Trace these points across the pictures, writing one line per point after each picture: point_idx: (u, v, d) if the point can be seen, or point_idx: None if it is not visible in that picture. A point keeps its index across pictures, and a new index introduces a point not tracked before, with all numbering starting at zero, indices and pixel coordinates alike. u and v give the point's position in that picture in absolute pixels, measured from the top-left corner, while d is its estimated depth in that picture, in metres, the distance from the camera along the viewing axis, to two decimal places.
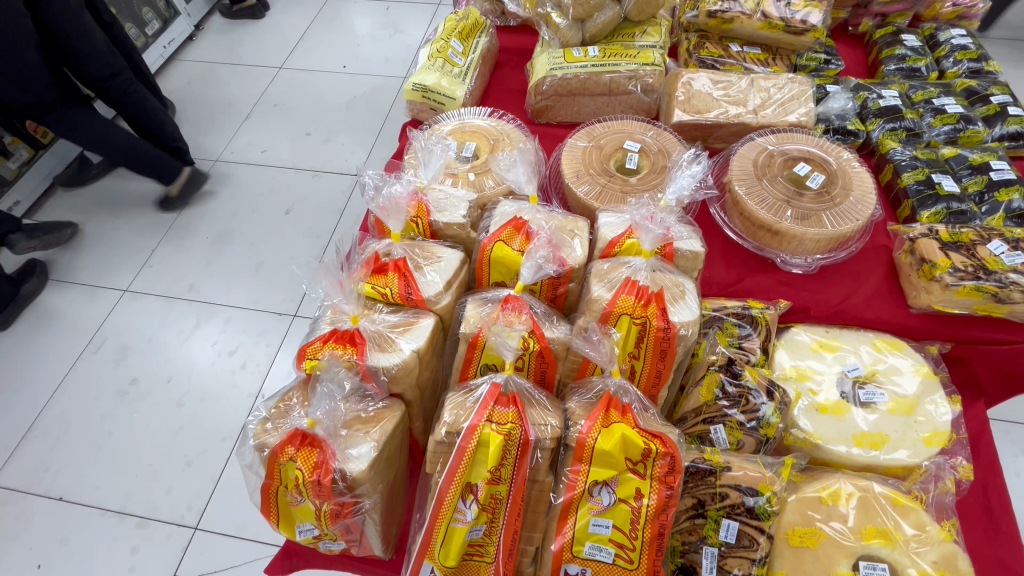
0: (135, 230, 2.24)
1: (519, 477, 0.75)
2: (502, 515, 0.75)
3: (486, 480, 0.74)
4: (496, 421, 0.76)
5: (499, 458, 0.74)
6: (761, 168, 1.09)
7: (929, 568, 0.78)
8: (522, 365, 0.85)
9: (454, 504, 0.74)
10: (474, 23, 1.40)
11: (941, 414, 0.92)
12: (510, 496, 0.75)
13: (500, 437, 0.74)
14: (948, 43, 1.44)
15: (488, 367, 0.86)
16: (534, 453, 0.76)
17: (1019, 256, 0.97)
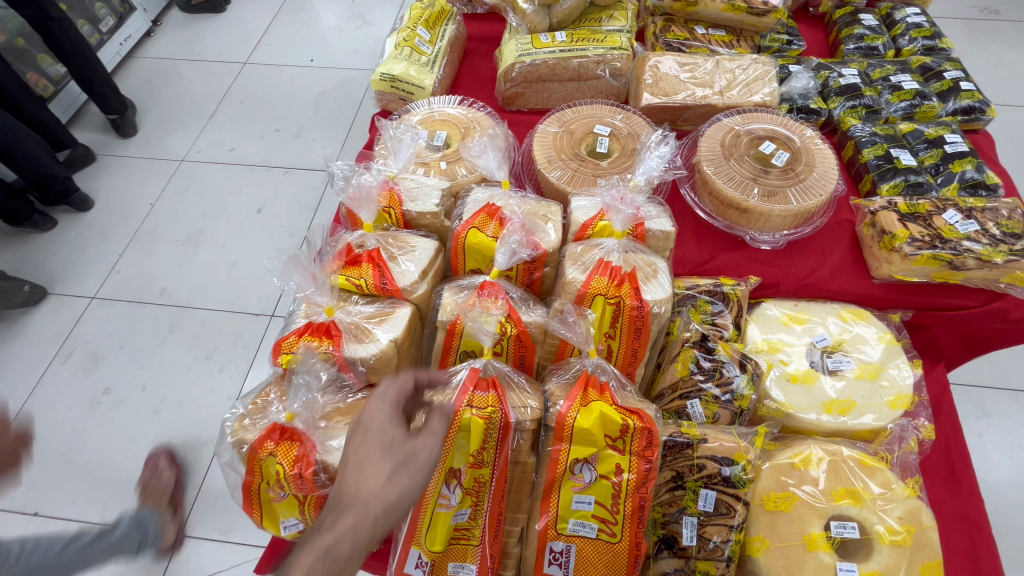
0: (100, 235, 2.17)
1: (502, 459, 0.76)
2: (487, 497, 0.77)
3: (468, 464, 0.75)
4: (477, 405, 0.76)
5: (481, 442, 0.75)
6: (728, 147, 1.11)
7: (895, 524, 0.82)
8: (500, 351, 0.86)
9: (438, 489, 0.75)
10: (440, 11, 1.39)
11: (904, 378, 0.96)
12: (493, 479, 0.77)
13: (481, 422, 0.75)
14: (904, 22, 1.48)
15: (466, 353, 0.87)
16: (515, 436, 0.77)
17: (972, 224, 1.01)
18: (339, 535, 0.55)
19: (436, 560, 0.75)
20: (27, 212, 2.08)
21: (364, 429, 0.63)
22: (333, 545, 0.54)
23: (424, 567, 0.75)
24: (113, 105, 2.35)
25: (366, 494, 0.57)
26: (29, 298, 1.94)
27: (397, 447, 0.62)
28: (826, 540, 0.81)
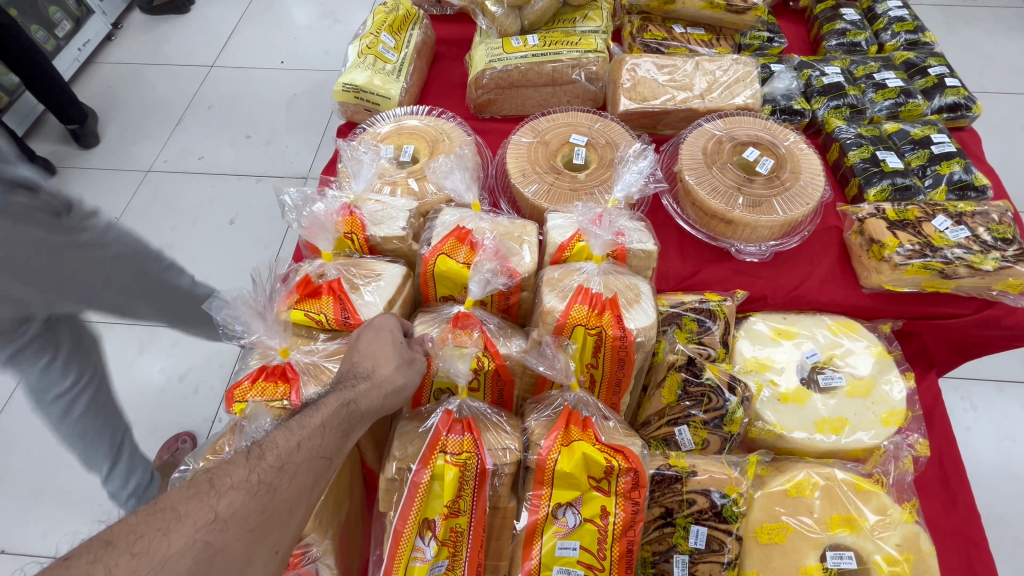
0: None
1: (479, 507, 0.71)
2: (465, 546, 0.71)
3: (443, 515, 0.70)
4: (450, 451, 0.71)
5: (456, 491, 0.69)
6: (710, 155, 1.06)
7: (893, 551, 0.79)
8: (475, 385, 0.81)
9: (412, 541, 0.69)
10: (406, 15, 1.31)
11: (896, 393, 0.93)
12: (471, 528, 0.71)
13: (455, 469, 0.69)
14: (886, 16, 1.44)
15: (440, 388, 0.82)
16: (493, 481, 0.72)
17: (962, 230, 0.98)
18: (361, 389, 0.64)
19: None
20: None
21: (375, 329, 0.72)
22: (360, 396, 0.64)
23: None
24: (73, 115, 2.22)
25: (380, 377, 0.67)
26: None
27: (406, 351, 0.71)
28: (823, 572, 0.78)
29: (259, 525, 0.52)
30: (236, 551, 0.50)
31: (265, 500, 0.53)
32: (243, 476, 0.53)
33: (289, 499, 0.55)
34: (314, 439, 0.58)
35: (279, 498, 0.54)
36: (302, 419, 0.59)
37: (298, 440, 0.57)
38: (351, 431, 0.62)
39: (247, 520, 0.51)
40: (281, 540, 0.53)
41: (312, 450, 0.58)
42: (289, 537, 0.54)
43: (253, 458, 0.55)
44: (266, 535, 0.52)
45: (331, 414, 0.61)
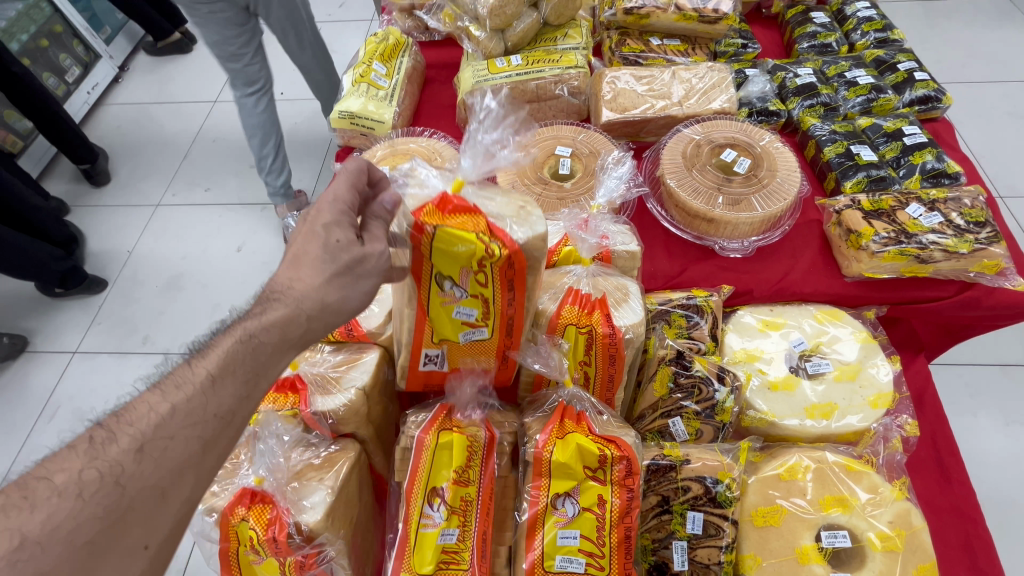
0: None
1: (486, 477, 0.76)
2: (473, 517, 0.73)
3: (452, 481, 0.73)
4: (455, 425, 0.77)
5: (464, 458, 0.75)
6: (690, 158, 1.11)
7: (886, 528, 0.81)
8: (481, 276, 0.68)
9: (421, 509, 0.72)
10: (395, 43, 1.39)
11: (883, 376, 0.96)
12: (479, 497, 0.75)
13: (462, 437, 0.75)
14: (855, 17, 1.50)
15: (439, 280, 0.69)
16: (497, 454, 0.80)
17: (935, 216, 1.02)
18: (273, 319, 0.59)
19: None
20: (80, 276, 2.04)
21: (310, 225, 0.64)
22: (263, 332, 0.59)
23: None
24: (84, 155, 2.32)
25: (305, 290, 0.61)
26: (10, 347, 1.93)
27: (346, 249, 0.62)
28: (818, 552, 0.80)
29: (116, 519, 0.49)
30: (74, 562, 0.46)
31: (117, 494, 0.49)
32: (76, 473, 0.49)
33: (152, 481, 0.51)
34: (193, 404, 0.54)
35: (132, 490, 0.50)
36: (175, 384, 0.56)
37: (165, 412, 0.54)
38: (242, 378, 0.58)
39: (93, 521, 0.48)
40: (148, 534, 0.50)
41: (183, 420, 0.53)
42: (158, 530, 0.51)
43: (95, 448, 0.51)
44: (126, 528, 0.49)
45: (219, 365, 0.57)
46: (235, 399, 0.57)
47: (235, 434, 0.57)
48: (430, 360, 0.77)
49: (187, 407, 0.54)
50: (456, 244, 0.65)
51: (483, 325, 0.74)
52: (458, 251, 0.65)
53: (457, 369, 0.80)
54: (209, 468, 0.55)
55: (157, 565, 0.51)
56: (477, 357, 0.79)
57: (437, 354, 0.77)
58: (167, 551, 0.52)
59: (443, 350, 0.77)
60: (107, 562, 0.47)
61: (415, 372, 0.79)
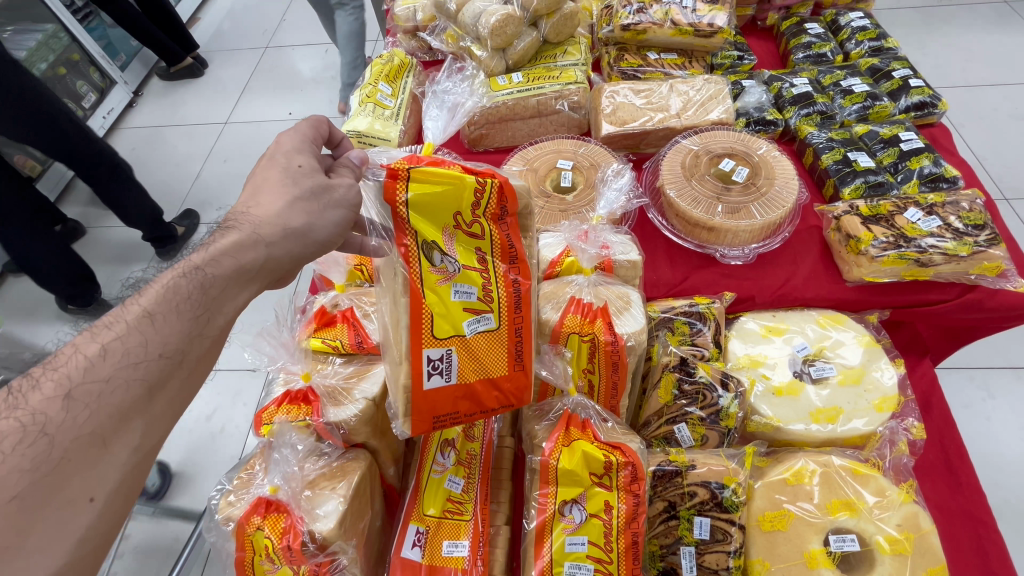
0: None
1: (487, 436, 0.95)
2: (477, 469, 0.90)
3: (460, 434, 0.92)
4: None
5: None
6: (689, 168, 1.14)
7: (894, 531, 0.81)
8: (470, 230, 0.72)
9: (434, 456, 0.89)
10: (400, 64, 1.43)
11: (888, 379, 0.96)
12: (481, 452, 0.93)
13: None
14: (849, 27, 1.53)
15: (429, 244, 0.70)
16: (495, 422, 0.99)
17: (934, 220, 1.03)
18: (219, 254, 0.62)
19: (432, 533, 0.82)
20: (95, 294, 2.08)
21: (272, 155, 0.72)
22: (202, 267, 0.61)
23: (420, 543, 0.81)
24: None
25: (262, 215, 0.66)
26: None
27: (308, 174, 0.70)
28: (827, 556, 0.80)
29: (50, 470, 0.47)
30: (6, 516, 0.44)
31: (44, 445, 0.47)
32: None
33: (88, 426, 0.49)
34: (130, 344, 0.53)
35: (62, 439, 0.48)
36: (105, 327, 0.54)
37: (94, 355, 0.52)
38: (186, 317, 0.58)
39: (22, 473, 0.46)
40: (94, 485, 0.49)
41: (119, 361, 0.52)
42: (100, 480, 0.49)
43: (14, 402, 0.49)
44: (66, 479, 0.47)
45: (155, 304, 0.57)
46: (179, 338, 0.57)
47: (183, 375, 0.56)
48: (435, 370, 0.72)
49: (123, 346, 0.53)
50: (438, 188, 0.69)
51: (485, 307, 0.73)
52: (439, 192, 0.69)
53: (467, 383, 0.74)
54: (154, 413, 0.54)
55: (108, 516, 0.49)
56: (483, 357, 0.74)
57: (441, 356, 0.71)
58: (117, 503, 0.50)
59: (448, 351, 0.72)
60: (46, 514, 0.46)
61: (419, 396, 0.72)
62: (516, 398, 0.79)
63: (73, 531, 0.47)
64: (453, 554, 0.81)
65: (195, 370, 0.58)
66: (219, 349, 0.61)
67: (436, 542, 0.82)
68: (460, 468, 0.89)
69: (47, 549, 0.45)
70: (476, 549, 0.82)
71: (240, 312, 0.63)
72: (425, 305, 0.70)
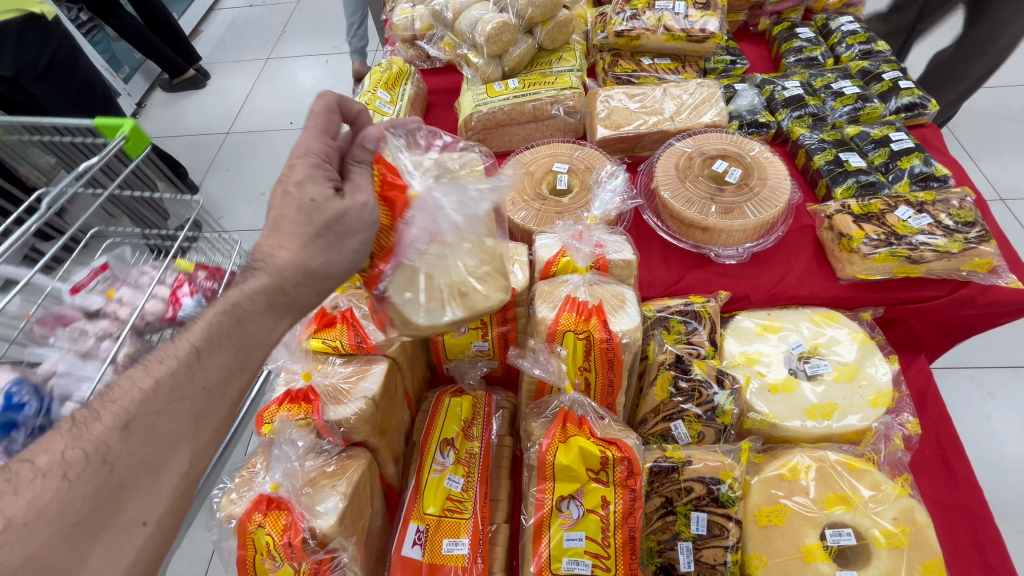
0: None
1: (487, 435, 0.95)
2: (476, 468, 0.91)
3: (459, 434, 0.93)
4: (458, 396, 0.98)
5: (469, 415, 0.95)
6: (682, 170, 1.15)
7: (890, 525, 0.82)
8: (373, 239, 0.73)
9: (434, 455, 0.90)
10: (399, 72, 1.46)
11: (882, 375, 0.97)
12: (481, 452, 0.93)
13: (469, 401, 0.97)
14: (839, 31, 1.56)
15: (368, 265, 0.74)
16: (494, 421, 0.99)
17: (924, 218, 1.04)
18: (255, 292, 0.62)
19: (432, 532, 0.83)
20: None
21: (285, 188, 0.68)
22: (241, 302, 0.61)
23: (421, 541, 0.82)
24: None
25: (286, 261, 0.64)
26: None
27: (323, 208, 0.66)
28: (823, 550, 0.81)
29: (107, 496, 0.48)
30: (66, 541, 0.45)
31: (102, 475, 0.49)
32: (58, 453, 0.48)
33: (141, 455, 0.51)
34: (180, 377, 0.55)
35: (120, 466, 0.50)
36: (156, 359, 0.56)
37: (148, 388, 0.54)
38: (230, 350, 0.60)
39: (83, 500, 0.47)
40: (148, 510, 0.50)
41: (170, 394, 0.54)
42: (155, 507, 0.50)
43: (75, 432, 0.50)
44: (120, 506, 0.49)
45: (202, 339, 0.58)
46: (221, 371, 0.58)
47: (225, 406, 0.58)
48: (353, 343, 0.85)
49: (173, 380, 0.55)
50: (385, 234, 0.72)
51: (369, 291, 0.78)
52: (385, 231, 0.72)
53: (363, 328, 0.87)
54: (201, 442, 0.55)
55: (160, 538, 0.50)
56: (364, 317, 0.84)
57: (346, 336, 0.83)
58: (164, 530, 0.51)
59: None
60: (103, 540, 0.47)
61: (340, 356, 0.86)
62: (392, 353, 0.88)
63: (126, 556, 0.48)
64: (453, 553, 0.82)
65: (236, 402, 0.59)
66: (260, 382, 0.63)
67: (436, 540, 0.82)
68: (459, 466, 0.89)
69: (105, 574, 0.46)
70: (476, 548, 0.83)
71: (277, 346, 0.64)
72: None
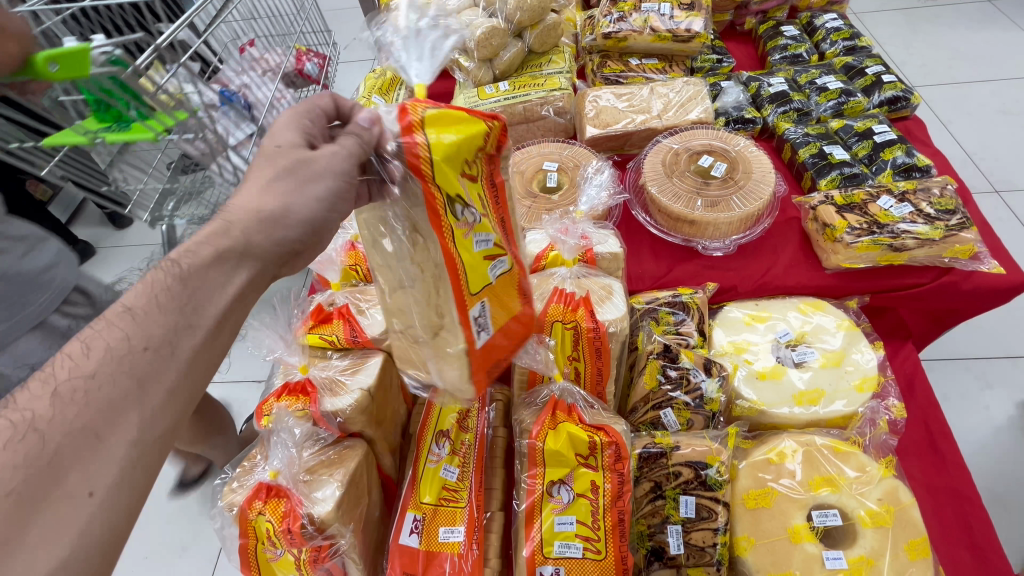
0: None
1: (481, 426, 0.97)
2: (472, 458, 0.92)
3: (454, 426, 0.95)
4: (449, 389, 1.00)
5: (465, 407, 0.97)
6: (669, 166, 1.18)
7: (875, 505, 0.83)
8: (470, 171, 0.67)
9: (430, 446, 0.91)
10: (392, 78, 1.50)
11: (868, 361, 0.98)
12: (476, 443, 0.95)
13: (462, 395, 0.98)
14: (823, 28, 1.59)
15: (454, 201, 0.64)
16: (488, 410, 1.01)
17: (905, 207, 1.07)
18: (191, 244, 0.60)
19: (428, 520, 0.85)
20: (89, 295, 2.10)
21: None
22: (179, 259, 0.58)
23: (418, 530, 0.84)
24: None
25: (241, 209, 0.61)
26: None
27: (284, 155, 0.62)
28: (810, 531, 0.82)
29: (43, 465, 0.46)
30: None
31: (34, 449, 0.46)
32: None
33: (73, 422, 0.48)
34: (110, 341, 0.52)
35: (53, 435, 0.47)
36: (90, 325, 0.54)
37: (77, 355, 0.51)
38: (179, 303, 0.56)
39: (13, 471, 0.44)
40: (96, 480, 0.46)
41: (102, 359, 0.51)
42: (103, 478, 0.47)
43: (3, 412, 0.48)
44: (62, 476, 0.46)
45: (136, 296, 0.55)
46: (163, 327, 0.54)
47: (176, 365, 0.54)
48: (479, 328, 0.69)
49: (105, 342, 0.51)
50: (478, 134, 0.66)
51: (500, 251, 0.73)
52: (457, 141, 0.64)
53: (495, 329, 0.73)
54: (152, 405, 0.51)
55: (109, 510, 0.47)
56: (504, 299, 0.75)
57: (479, 312, 0.69)
58: (119, 500, 0.47)
59: (482, 304, 0.70)
60: (44, 510, 0.44)
61: (474, 359, 0.70)
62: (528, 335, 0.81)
63: (71, 526, 0.44)
64: (449, 541, 0.84)
65: (191, 361, 0.55)
66: (220, 332, 0.58)
67: (433, 528, 0.84)
68: (455, 457, 0.91)
69: (46, 546, 0.43)
70: (472, 535, 0.84)
71: (234, 298, 0.59)
72: (461, 261, 0.65)
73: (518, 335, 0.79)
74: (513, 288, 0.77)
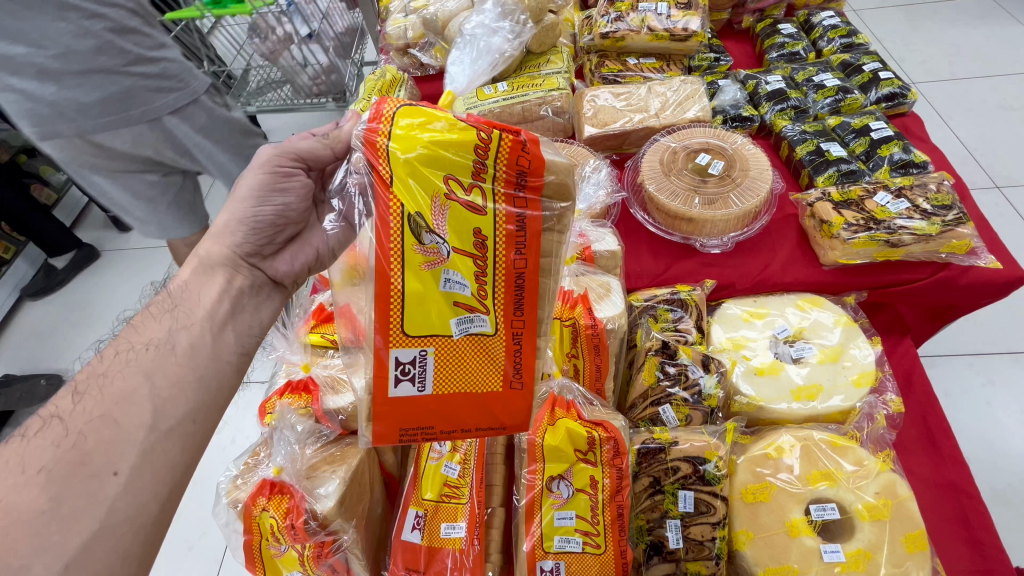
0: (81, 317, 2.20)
1: None
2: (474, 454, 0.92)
3: None
4: None
5: None
6: (667, 164, 1.19)
7: (872, 499, 0.84)
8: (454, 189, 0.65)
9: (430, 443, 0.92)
10: (392, 79, 1.50)
11: (865, 356, 0.99)
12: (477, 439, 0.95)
13: None
14: (820, 26, 1.60)
15: (416, 217, 0.63)
16: None
17: (902, 203, 1.07)
18: (185, 278, 0.77)
19: (430, 516, 0.86)
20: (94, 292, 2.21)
21: None
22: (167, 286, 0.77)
23: (420, 527, 0.85)
24: None
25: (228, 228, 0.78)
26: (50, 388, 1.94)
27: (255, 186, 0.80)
28: (808, 524, 0.83)
29: (72, 447, 0.58)
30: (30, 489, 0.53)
31: (70, 443, 0.58)
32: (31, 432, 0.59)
33: (92, 412, 0.61)
34: (122, 348, 0.67)
35: (76, 423, 0.59)
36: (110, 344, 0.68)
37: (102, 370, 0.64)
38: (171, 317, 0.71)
39: (49, 453, 0.57)
40: (118, 462, 0.58)
41: (112, 361, 0.65)
42: (125, 460, 0.59)
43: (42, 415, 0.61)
44: (90, 457, 0.58)
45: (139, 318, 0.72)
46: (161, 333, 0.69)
47: (175, 360, 0.67)
48: (405, 375, 0.64)
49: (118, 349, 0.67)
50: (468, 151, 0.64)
51: (480, 307, 0.66)
52: (429, 157, 0.64)
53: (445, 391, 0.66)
54: (160, 395, 0.64)
55: (133, 485, 0.58)
56: (468, 365, 0.66)
57: (413, 359, 0.64)
58: (140, 477, 0.59)
59: (423, 353, 0.64)
60: (76, 485, 0.56)
61: (384, 404, 0.65)
62: (509, 422, 0.69)
63: (101, 500, 0.56)
64: (450, 537, 0.85)
65: (189, 354, 0.68)
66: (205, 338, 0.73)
67: (434, 525, 0.85)
68: (456, 454, 0.90)
69: (82, 513, 0.55)
70: (473, 531, 0.85)
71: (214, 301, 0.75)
72: (405, 292, 0.63)
73: (490, 416, 0.68)
74: (494, 360, 0.67)
